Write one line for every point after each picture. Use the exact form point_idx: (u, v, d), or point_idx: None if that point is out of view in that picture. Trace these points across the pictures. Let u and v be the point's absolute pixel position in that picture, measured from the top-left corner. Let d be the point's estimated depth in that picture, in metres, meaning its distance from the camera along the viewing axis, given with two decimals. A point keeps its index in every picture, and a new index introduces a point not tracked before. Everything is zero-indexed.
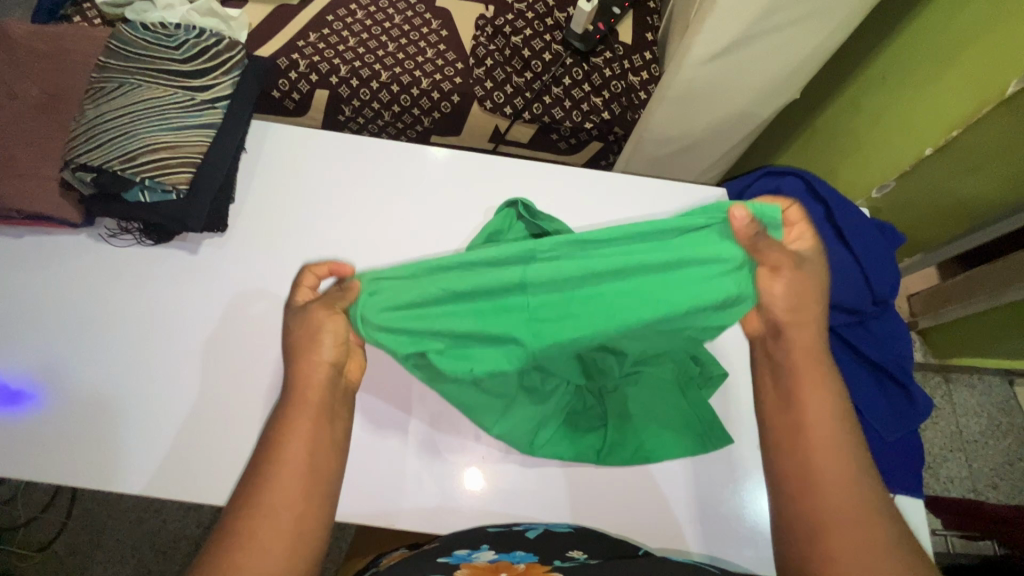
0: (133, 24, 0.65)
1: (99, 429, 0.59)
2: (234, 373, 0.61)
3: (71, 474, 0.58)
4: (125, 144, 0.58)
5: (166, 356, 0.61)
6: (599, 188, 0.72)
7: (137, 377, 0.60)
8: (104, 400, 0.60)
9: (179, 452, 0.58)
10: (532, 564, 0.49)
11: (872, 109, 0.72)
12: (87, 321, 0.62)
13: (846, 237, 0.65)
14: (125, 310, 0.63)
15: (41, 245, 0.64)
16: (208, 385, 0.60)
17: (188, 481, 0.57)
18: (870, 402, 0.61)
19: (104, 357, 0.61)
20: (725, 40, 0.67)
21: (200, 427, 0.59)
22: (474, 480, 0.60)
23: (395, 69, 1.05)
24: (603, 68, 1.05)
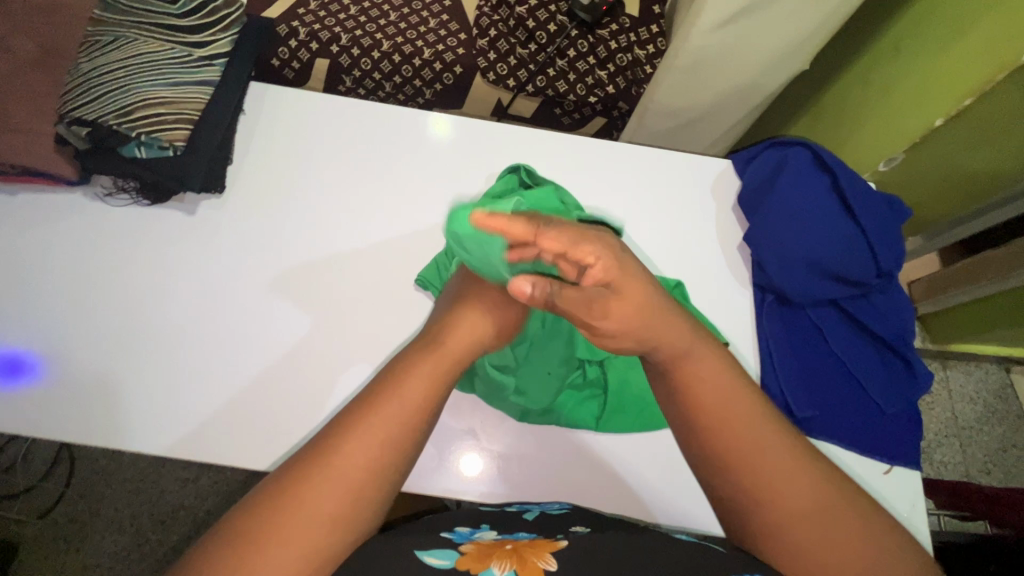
0: None
1: (97, 386, 0.58)
2: (235, 337, 0.61)
3: (72, 434, 0.57)
4: (120, 98, 0.56)
5: (165, 316, 0.61)
6: (603, 158, 0.71)
7: (138, 339, 0.60)
8: (104, 361, 0.59)
9: (179, 414, 0.58)
10: (537, 540, 0.47)
11: (883, 81, 0.71)
12: (86, 278, 0.62)
13: (853, 209, 0.64)
14: (124, 270, 0.62)
15: (37, 202, 0.63)
16: (210, 348, 0.60)
17: (188, 443, 0.57)
18: (870, 373, 0.61)
19: (103, 316, 0.60)
20: (735, 6, 0.65)
21: (200, 390, 0.59)
22: (472, 453, 0.59)
23: (397, 39, 1.03)
24: (609, 41, 1.03)
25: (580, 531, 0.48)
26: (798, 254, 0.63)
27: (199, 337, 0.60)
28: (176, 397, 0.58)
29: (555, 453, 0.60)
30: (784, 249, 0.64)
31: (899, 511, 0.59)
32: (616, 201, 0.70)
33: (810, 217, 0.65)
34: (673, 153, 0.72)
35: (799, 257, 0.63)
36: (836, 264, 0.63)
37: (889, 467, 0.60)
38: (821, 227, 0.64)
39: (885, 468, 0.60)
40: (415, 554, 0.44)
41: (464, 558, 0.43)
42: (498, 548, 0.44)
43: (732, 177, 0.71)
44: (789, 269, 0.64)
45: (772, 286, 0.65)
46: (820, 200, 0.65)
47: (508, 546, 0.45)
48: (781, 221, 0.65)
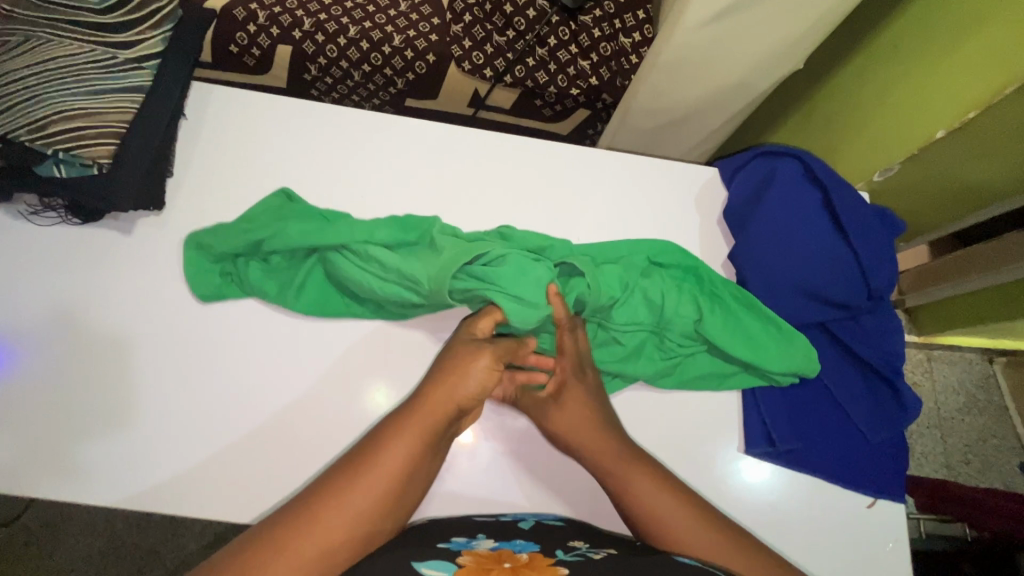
0: None
1: (30, 426, 0.54)
2: (188, 363, 0.56)
3: (26, 465, 0.53)
4: (33, 111, 0.50)
5: (103, 348, 0.56)
6: (579, 170, 0.67)
7: (86, 367, 0.55)
8: (51, 387, 0.55)
9: (131, 446, 0.54)
10: (535, 555, 0.45)
11: (881, 84, 0.66)
12: (13, 307, 0.56)
13: (842, 226, 0.60)
14: (55, 299, 0.57)
15: None
16: (162, 376, 0.56)
17: (144, 480, 0.53)
18: (856, 401, 0.58)
19: (33, 348, 0.55)
20: (721, 3, 0.60)
21: (154, 424, 0.54)
22: (467, 437, 0.56)
23: (364, 24, 0.96)
24: (592, 28, 0.96)
25: (579, 548, 0.47)
26: (783, 276, 0.60)
27: (151, 362, 0.56)
28: (132, 428, 0.54)
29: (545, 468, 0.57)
30: (768, 272, 0.60)
31: (878, 544, 0.57)
32: (593, 216, 0.66)
33: (798, 235, 0.61)
34: (655, 162, 0.67)
35: (785, 280, 0.60)
36: (826, 287, 0.59)
37: (873, 500, 0.58)
38: (810, 247, 0.60)
39: (868, 501, 0.58)
40: (413, 565, 0.41)
41: (463, 569, 0.41)
42: (495, 563, 0.42)
43: (719, 188, 0.66)
44: (774, 294, 0.60)
45: None
46: (810, 217, 0.61)
47: (503, 565, 0.42)
48: (765, 241, 0.61)
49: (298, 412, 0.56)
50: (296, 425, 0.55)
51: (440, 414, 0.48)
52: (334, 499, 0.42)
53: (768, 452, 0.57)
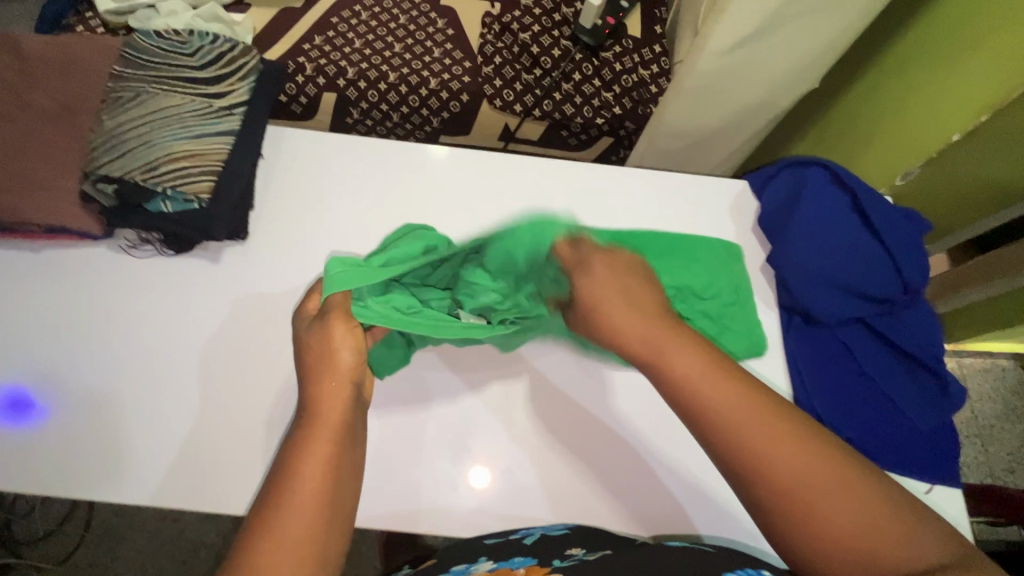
0: (148, 31, 0.64)
1: (109, 440, 0.57)
2: (240, 377, 0.60)
3: (87, 482, 0.56)
4: (147, 154, 0.56)
5: (175, 362, 0.60)
6: (620, 188, 0.72)
7: (160, 379, 0.59)
8: (130, 401, 0.58)
9: (191, 463, 0.57)
10: (532, 567, 0.47)
11: (894, 95, 0.72)
12: (92, 330, 0.60)
13: (875, 229, 0.64)
14: (132, 318, 0.61)
15: (41, 259, 0.62)
16: (213, 389, 0.59)
17: (204, 491, 0.56)
18: (903, 391, 0.61)
19: (111, 366, 0.59)
20: (742, 31, 0.67)
21: (220, 439, 0.58)
22: (480, 477, 0.60)
23: (403, 71, 1.06)
24: (614, 63, 1.03)
25: (576, 554, 0.49)
26: (824, 277, 0.63)
27: (217, 378, 0.59)
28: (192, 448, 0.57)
29: (560, 484, 0.60)
30: (807, 271, 0.64)
31: None
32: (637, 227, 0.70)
33: (835, 237, 0.64)
34: (689, 176, 0.73)
35: (824, 280, 0.63)
36: (864, 284, 0.63)
37: (930, 487, 0.60)
38: (846, 249, 0.64)
39: (925, 489, 0.60)
40: None
41: None
42: None
43: (751, 198, 0.71)
44: (815, 291, 0.64)
45: (798, 307, 0.65)
46: (844, 221, 0.65)
47: None
48: (804, 245, 0.65)
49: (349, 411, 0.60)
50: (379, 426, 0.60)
51: (335, 415, 0.47)
52: (257, 551, 0.39)
53: None
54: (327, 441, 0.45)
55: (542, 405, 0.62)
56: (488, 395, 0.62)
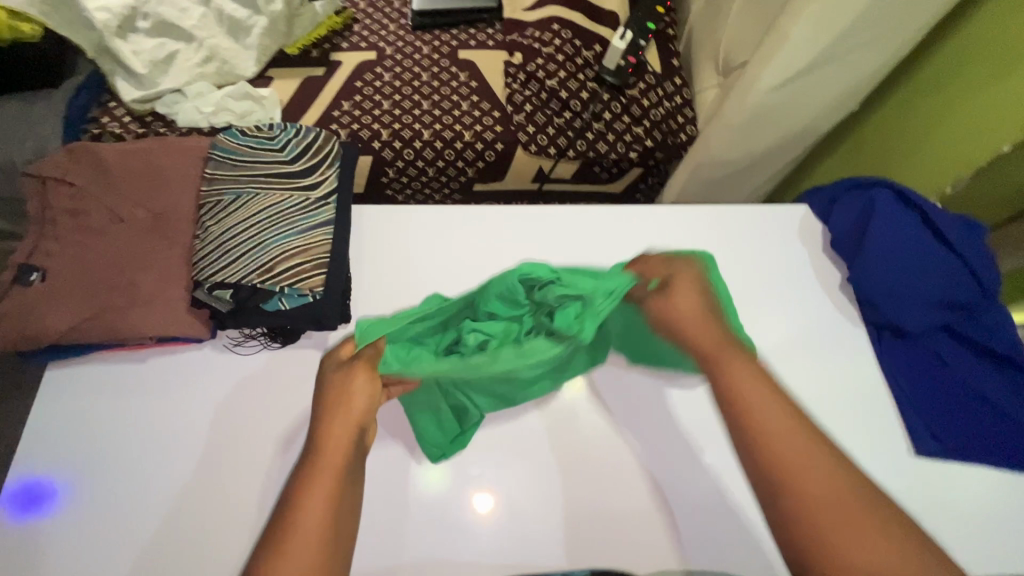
0: (231, 131, 0.69)
1: (121, 543, 0.53)
2: (250, 438, 0.57)
3: None
4: (258, 257, 0.60)
5: (196, 457, 0.56)
6: (693, 227, 0.74)
7: (185, 477, 0.55)
8: (150, 500, 0.54)
9: (195, 521, 0.54)
10: None
11: (932, 109, 0.77)
12: (120, 424, 0.57)
13: (948, 239, 0.68)
14: (159, 411, 0.58)
15: (106, 363, 0.60)
16: (222, 451, 0.56)
17: None
18: (999, 393, 0.63)
19: (133, 461, 0.56)
20: (794, 67, 0.71)
21: (246, 518, 0.54)
22: (484, 504, 0.59)
23: (436, 126, 1.08)
24: (641, 99, 1.07)
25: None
26: (911, 291, 0.66)
27: (246, 442, 0.57)
28: (215, 514, 0.54)
29: (582, 504, 0.59)
30: (890, 287, 0.67)
31: None
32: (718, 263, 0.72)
33: (911, 252, 0.68)
34: (755, 207, 0.76)
35: (910, 293, 0.66)
36: (947, 294, 0.65)
37: None
38: (922, 262, 0.67)
39: None
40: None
41: None
42: None
43: (816, 221, 0.76)
44: (901, 306, 0.67)
45: (886, 321, 0.68)
46: (916, 235, 0.68)
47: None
48: (883, 262, 0.68)
49: (445, 480, 0.60)
50: (507, 495, 0.59)
51: (337, 450, 0.49)
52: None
53: (933, 448, 0.64)
54: (329, 477, 0.47)
55: (581, 431, 0.63)
56: (589, 449, 0.62)
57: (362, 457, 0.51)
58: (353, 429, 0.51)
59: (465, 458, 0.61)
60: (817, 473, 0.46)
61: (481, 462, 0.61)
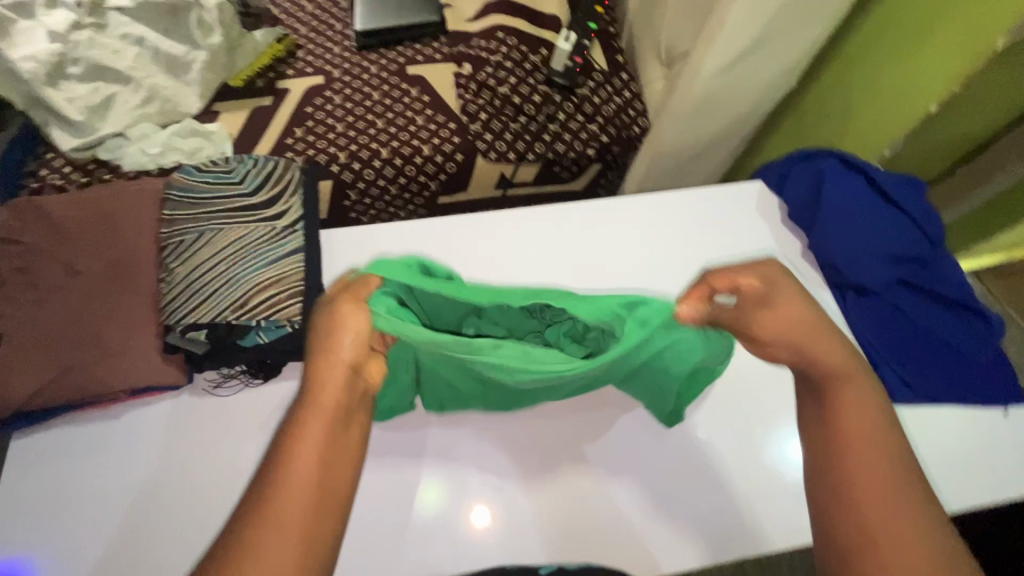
0: (187, 169, 0.67)
1: None
2: (213, 478, 0.53)
3: None
4: (231, 294, 0.59)
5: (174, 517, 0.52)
6: (659, 212, 0.76)
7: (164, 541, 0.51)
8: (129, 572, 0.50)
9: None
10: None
11: (863, 79, 0.82)
12: (88, 493, 0.52)
13: (893, 199, 0.72)
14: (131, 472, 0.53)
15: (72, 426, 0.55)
16: (200, 509, 0.52)
17: None
18: (957, 333, 0.68)
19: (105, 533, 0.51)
20: (734, 51, 0.75)
21: None
22: (482, 517, 0.58)
23: (393, 144, 1.08)
24: (592, 96, 1.10)
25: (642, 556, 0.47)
26: (868, 250, 0.70)
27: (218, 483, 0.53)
28: (184, 567, 0.50)
29: (578, 500, 0.60)
30: (849, 249, 0.71)
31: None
32: (687, 245, 0.75)
33: (861, 214, 0.72)
34: (713, 188, 0.79)
35: (866, 252, 0.70)
36: (897, 249, 0.70)
37: (1006, 410, 0.67)
38: (873, 222, 0.71)
39: (1003, 412, 0.67)
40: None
41: None
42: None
43: (772, 195, 0.79)
44: (862, 263, 0.70)
45: (849, 283, 0.71)
46: (864, 198, 0.73)
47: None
48: (839, 227, 0.72)
49: (441, 493, 0.59)
50: (510, 498, 0.59)
51: (330, 398, 0.45)
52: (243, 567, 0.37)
53: (909, 396, 0.66)
54: (322, 424, 0.44)
55: (575, 424, 0.63)
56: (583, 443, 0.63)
57: (361, 399, 0.48)
58: (345, 374, 0.47)
59: (460, 469, 0.60)
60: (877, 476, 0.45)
61: (478, 470, 0.60)
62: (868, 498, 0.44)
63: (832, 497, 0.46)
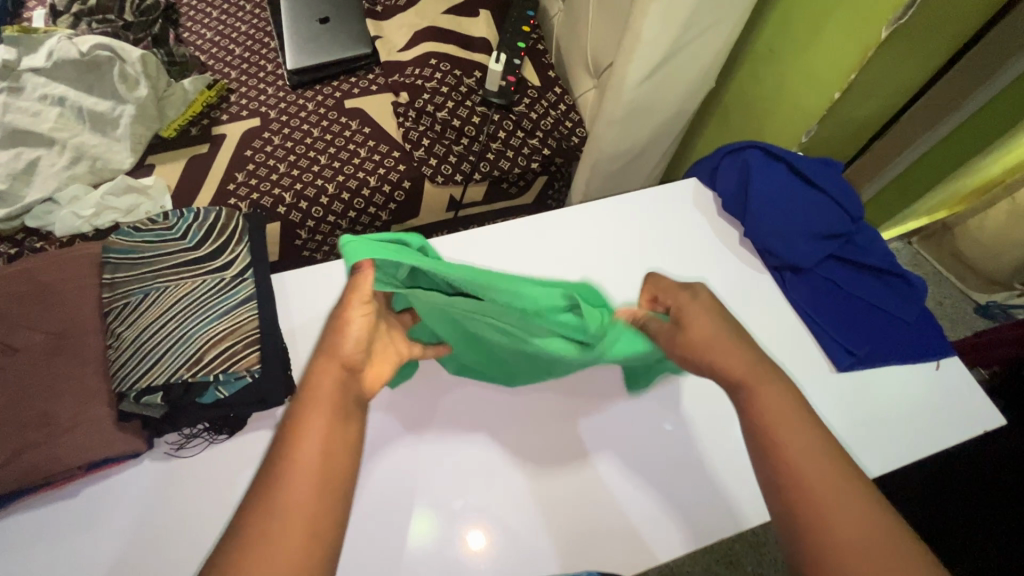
0: (124, 228, 0.66)
1: None
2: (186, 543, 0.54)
3: None
4: (185, 350, 0.58)
5: None
6: (606, 219, 0.79)
7: None
8: None
9: None
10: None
11: (775, 73, 0.88)
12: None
13: (812, 181, 0.78)
14: (96, 551, 0.53)
15: (29, 517, 0.54)
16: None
17: None
18: (887, 298, 0.74)
19: None
20: (654, 59, 0.79)
21: None
22: (478, 541, 0.58)
23: (339, 179, 1.08)
24: (529, 112, 1.13)
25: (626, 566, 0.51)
26: (799, 231, 0.75)
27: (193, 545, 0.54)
28: None
29: (563, 511, 0.61)
30: (781, 232, 0.75)
31: (961, 392, 0.71)
32: (632, 246, 0.78)
33: (787, 198, 0.77)
34: (651, 189, 0.83)
35: (797, 233, 0.75)
36: (823, 227, 0.75)
37: (938, 362, 0.72)
38: (799, 204, 0.76)
39: (936, 364, 0.73)
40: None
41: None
42: None
43: (705, 189, 0.83)
44: (793, 245, 0.75)
45: (786, 263, 0.75)
46: (787, 183, 0.78)
47: None
48: (769, 212, 0.76)
49: (430, 520, 0.59)
50: (495, 517, 0.60)
51: (329, 392, 0.45)
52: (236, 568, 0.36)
53: (852, 362, 0.71)
54: (325, 414, 0.44)
55: (548, 435, 0.65)
56: (560, 456, 0.64)
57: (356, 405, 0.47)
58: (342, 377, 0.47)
59: (442, 494, 0.60)
60: (810, 451, 0.45)
61: (463, 494, 0.61)
62: (799, 479, 0.44)
63: (774, 477, 0.45)
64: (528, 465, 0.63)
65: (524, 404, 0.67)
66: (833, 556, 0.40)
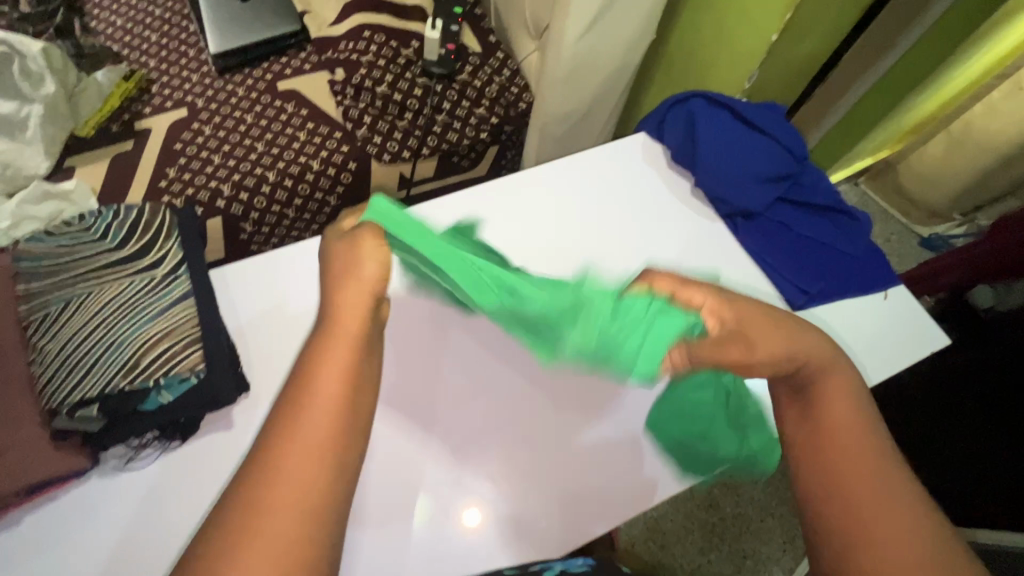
0: (36, 235, 0.61)
1: None
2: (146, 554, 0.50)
3: None
4: (118, 357, 0.54)
5: None
6: (560, 181, 0.78)
7: None
8: None
9: None
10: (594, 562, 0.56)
11: (712, 21, 0.87)
12: None
13: (757, 125, 0.78)
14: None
15: None
16: None
17: None
18: (833, 235, 0.76)
19: None
20: (591, 12, 0.77)
21: None
22: (473, 518, 0.58)
23: (280, 165, 1.03)
24: (472, 80, 1.10)
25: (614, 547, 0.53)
26: (746, 175, 0.75)
27: (160, 559, 0.50)
28: None
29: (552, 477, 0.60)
30: (729, 179, 0.76)
31: (910, 317, 0.74)
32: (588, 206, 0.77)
33: (734, 143, 0.77)
34: (604, 146, 0.81)
35: (745, 179, 0.75)
36: (771, 169, 0.76)
37: (886, 291, 0.75)
38: (748, 149, 0.76)
39: (884, 294, 0.75)
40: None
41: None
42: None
43: (655, 143, 0.82)
44: (743, 190, 0.75)
45: (737, 210, 0.76)
46: (733, 129, 0.78)
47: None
48: (717, 159, 0.76)
49: (419, 501, 0.58)
50: (481, 493, 0.59)
51: (354, 320, 0.45)
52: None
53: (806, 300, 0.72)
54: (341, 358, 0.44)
55: (520, 405, 0.63)
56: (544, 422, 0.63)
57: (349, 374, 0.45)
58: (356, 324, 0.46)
59: (426, 474, 0.59)
60: (849, 420, 0.47)
61: (451, 474, 0.59)
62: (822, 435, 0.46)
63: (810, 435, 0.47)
64: (529, 426, 0.62)
65: (494, 372, 0.65)
66: (852, 512, 0.42)
